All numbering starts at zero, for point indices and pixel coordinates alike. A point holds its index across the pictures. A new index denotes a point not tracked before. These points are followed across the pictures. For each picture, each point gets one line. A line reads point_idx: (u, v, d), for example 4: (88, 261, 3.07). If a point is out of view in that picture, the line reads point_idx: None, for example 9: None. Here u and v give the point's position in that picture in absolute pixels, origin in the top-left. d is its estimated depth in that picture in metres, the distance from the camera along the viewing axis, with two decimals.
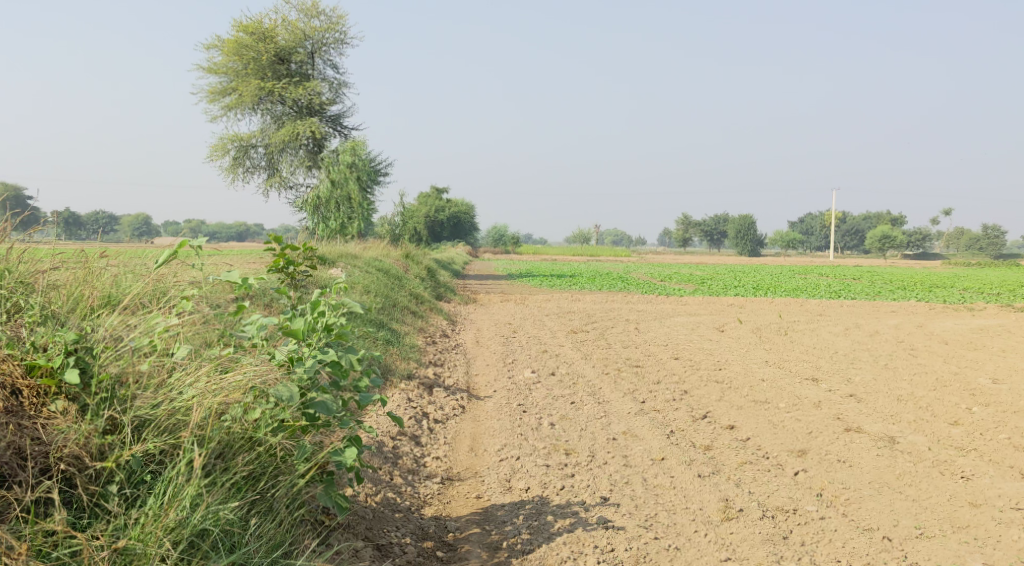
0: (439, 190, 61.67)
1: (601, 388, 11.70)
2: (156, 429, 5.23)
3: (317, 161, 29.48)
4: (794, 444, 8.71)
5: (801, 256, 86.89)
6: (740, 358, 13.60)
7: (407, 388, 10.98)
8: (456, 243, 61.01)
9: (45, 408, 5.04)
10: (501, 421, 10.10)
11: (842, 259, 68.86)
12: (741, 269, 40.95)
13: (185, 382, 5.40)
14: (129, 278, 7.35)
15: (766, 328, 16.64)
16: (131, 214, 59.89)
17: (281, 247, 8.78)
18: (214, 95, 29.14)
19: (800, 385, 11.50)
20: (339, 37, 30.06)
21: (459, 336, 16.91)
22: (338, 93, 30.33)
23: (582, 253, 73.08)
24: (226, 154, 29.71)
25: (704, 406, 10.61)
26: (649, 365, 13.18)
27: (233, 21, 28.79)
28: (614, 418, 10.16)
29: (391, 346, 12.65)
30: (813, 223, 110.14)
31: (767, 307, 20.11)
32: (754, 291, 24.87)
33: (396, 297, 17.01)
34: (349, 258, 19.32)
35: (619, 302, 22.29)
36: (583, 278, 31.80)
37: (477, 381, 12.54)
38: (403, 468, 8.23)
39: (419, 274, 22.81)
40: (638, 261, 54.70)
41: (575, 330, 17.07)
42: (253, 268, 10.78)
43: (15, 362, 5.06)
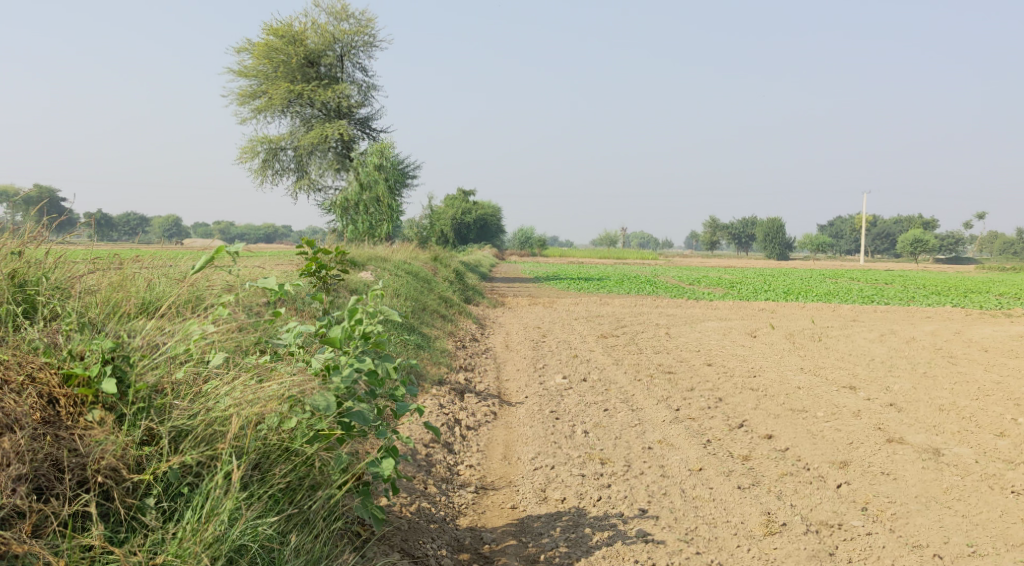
0: (465, 191, 61.64)
1: (634, 395, 11.54)
2: (194, 441, 5.16)
3: (345, 164, 29.49)
4: (836, 455, 8.53)
5: (831, 259, 86.10)
6: (775, 364, 13.39)
7: (439, 394, 10.89)
8: (484, 244, 60.97)
9: (82, 418, 4.98)
10: (534, 428, 9.98)
11: (873, 263, 68.11)
12: (771, 273, 40.57)
13: (221, 392, 5.33)
14: (164, 282, 7.29)
15: (800, 333, 16.40)
16: (161, 217, 60.36)
17: (313, 251, 8.69)
18: (243, 97, 29.23)
19: (838, 393, 11.29)
20: (369, 40, 30.08)
21: (488, 340, 16.80)
22: (367, 96, 30.34)
23: (610, 256, 72.83)
24: (255, 156, 29.79)
25: (740, 415, 10.44)
26: (682, 372, 13.01)
27: (263, 25, 28.90)
28: (649, 426, 10.02)
29: (422, 351, 12.56)
30: (843, 226, 109.16)
31: (799, 312, 19.85)
32: (785, 296, 24.58)
33: (426, 300, 16.92)
34: (378, 261, 19.26)
35: (648, 306, 22.09)
36: (611, 282, 31.59)
37: (508, 386, 12.42)
38: (437, 477, 8.13)
39: (448, 278, 22.73)
40: (666, 264, 54.30)
41: (605, 335, 16.91)
42: (284, 271, 10.71)
43: (52, 371, 5.00)
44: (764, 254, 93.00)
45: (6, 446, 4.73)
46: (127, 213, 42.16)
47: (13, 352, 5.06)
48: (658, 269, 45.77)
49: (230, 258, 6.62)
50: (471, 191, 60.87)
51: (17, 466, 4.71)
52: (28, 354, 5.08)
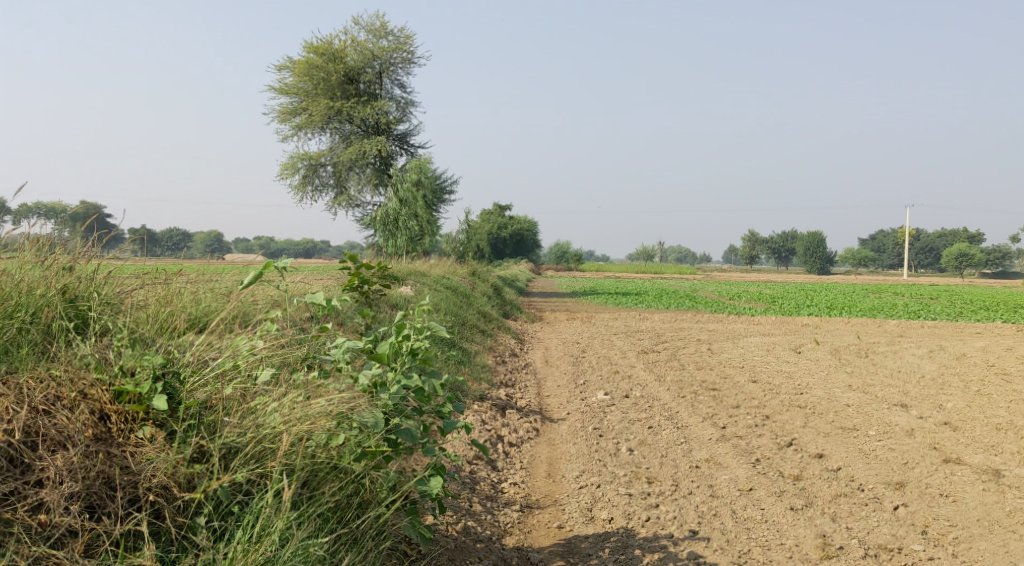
0: (502, 206, 61.67)
1: (679, 412, 11.36)
2: (244, 458, 5.10)
3: (384, 179, 29.57)
4: (891, 476, 8.32)
5: (873, 274, 84.94)
6: (822, 381, 13.14)
7: (481, 410, 10.79)
8: (520, 259, 60.90)
9: (133, 435, 4.94)
10: (578, 446, 9.85)
11: (916, 278, 67.17)
12: (815, 287, 40.04)
13: (270, 408, 5.28)
14: (209, 299, 7.30)
15: (847, 349, 16.11)
16: (202, 234, 61.13)
17: (356, 266, 8.62)
18: (284, 115, 29.49)
19: (889, 411, 11.04)
20: (407, 56, 30.19)
21: (528, 355, 16.69)
22: (405, 112, 30.42)
23: (648, 270, 72.37)
24: (295, 172, 30.00)
25: (789, 433, 10.24)
26: (727, 388, 12.82)
27: (304, 43, 29.16)
28: (694, 444, 9.86)
29: (463, 366, 12.47)
30: (886, 241, 107.87)
31: (844, 328, 19.51)
32: (829, 311, 24.20)
33: (465, 316, 16.84)
34: (417, 276, 19.25)
35: (689, 322, 21.86)
36: (649, 297, 31.39)
37: (549, 402, 12.29)
38: (482, 494, 8.03)
39: (486, 292, 22.67)
40: (704, 279, 53.92)
41: (645, 351, 16.74)
42: (326, 286, 10.67)
43: (103, 387, 4.98)
44: (804, 269, 91.97)
45: (59, 464, 4.71)
46: (167, 230, 42.63)
47: (65, 368, 5.05)
48: (696, 284, 45.47)
49: (277, 273, 6.59)
50: (507, 206, 60.89)
51: (70, 484, 4.68)
52: (80, 370, 5.06)
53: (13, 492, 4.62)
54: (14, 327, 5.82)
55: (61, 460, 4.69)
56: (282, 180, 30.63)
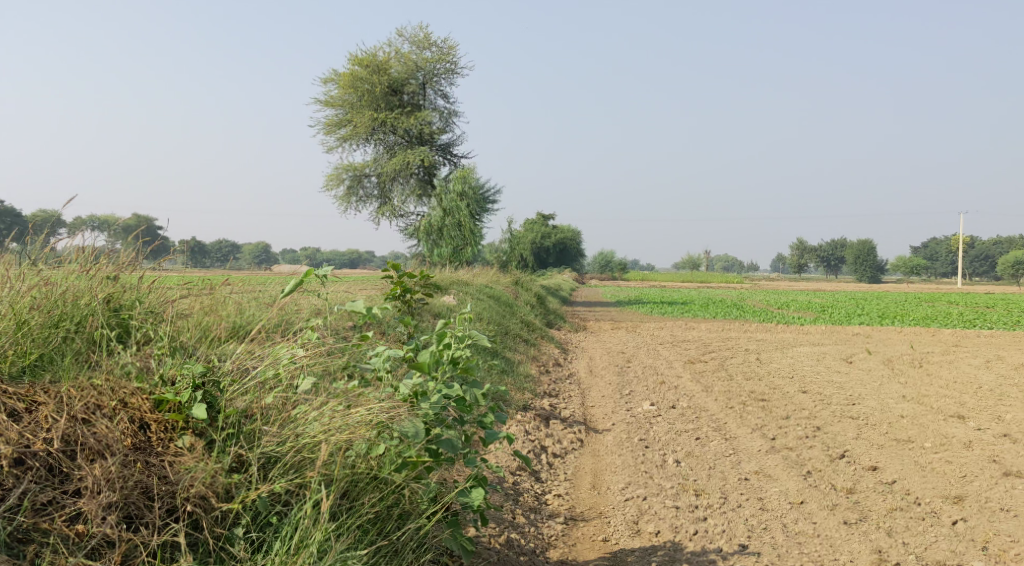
0: (546, 215, 61.51)
1: (727, 423, 11.13)
2: (283, 467, 5.00)
3: (428, 190, 29.57)
4: (949, 490, 8.07)
5: (924, 283, 83.40)
6: (874, 392, 12.81)
7: (524, 420, 10.65)
8: (563, 268, 60.66)
9: (172, 444, 4.86)
10: (624, 457, 9.67)
11: (969, 286, 65.84)
12: (867, 296, 39.35)
13: (310, 417, 5.19)
14: (253, 307, 7.31)
15: (900, 359, 15.73)
16: (250, 246, 62.05)
17: (399, 275, 8.53)
18: (330, 127, 29.67)
19: (946, 423, 10.73)
20: (450, 67, 30.20)
21: (572, 365, 16.52)
22: (449, 122, 30.43)
23: (694, 279, 71.76)
24: (341, 184, 30.14)
25: (841, 445, 9.97)
26: (776, 399, 12.54)
27: (349, 55, 29.33)
28: (743, 455, 9.63)
29: (506, 376, 12.35)
30: (939, 249, 106.00)
31: (896, 338, 19.06)
32: (881, 320, 23.70)
33: (509, 325, 16.73)
34: (461, 286, 19.18)
35: (736, 331, 21.53)
36: (695, 306, 31.08)
37: (594, 413, 12.11)
38: (525, 506, 7.88)
39: (530, 302, 22.54)
40: (751, 288, 53.28)
41: (692, 361, 16.48)
42: (369, 295, 10.61)
43: (144, 396, 4.93)
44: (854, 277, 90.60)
45: (96, 473, 4.61)
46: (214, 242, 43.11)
47: (106, 377, 5.00)
48: (744, 293, 44.94)
49: (319, 282, 6.52)
50: (551, 215, 60.69)
51: (108, 493, 4.58)
52: (121, 379, 5.02)
53: (50, 501, 4.55)
54: (58, 335, 5.77)
55: (97, 470, 4.59)
56: (327, 192, 30.81)
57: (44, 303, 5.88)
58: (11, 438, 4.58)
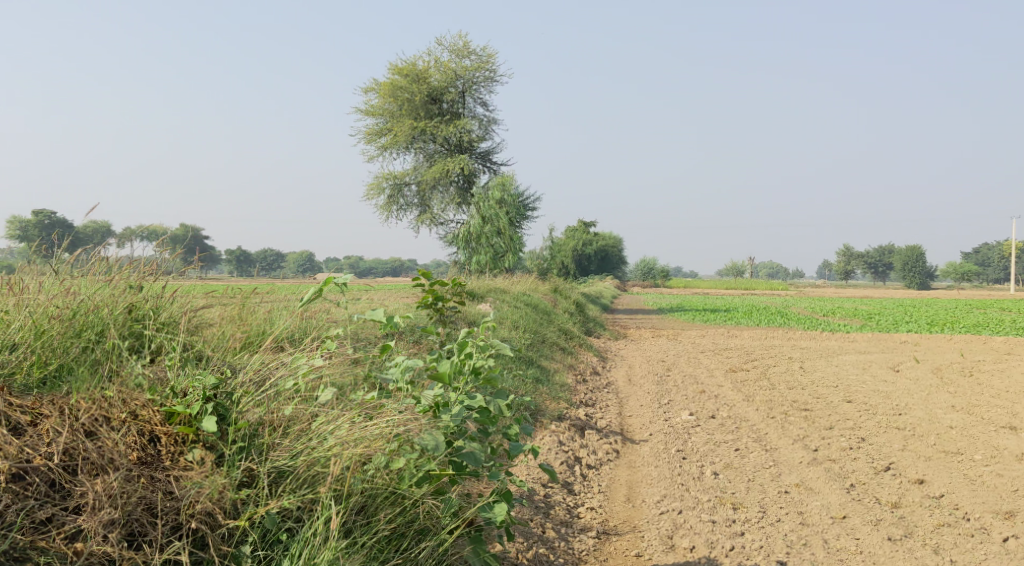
0: (588, 223, 61.20)
1: (768, 434, 10.83)
2: (295, 481, 4.88)
3: (467, 198, 29.44)
4: (999, 505, 7.78)
5: (975, 289, 81.82)
6: (922, 401, 12.42)
7: (558, 430, 10.44)
8: (605, 275, 60.27)
9: (181, 458, 4.75)
10: (660, 469, 9.43)
11: (1020, 293, 64.43)
12: (915, 303, 38.49)
13: (326, 430, 5.07)
14: (281, 317, 7.21)
15: (949, 368, 15.29)
16: (294, 255, 62.63)
17: (430, 283, 8.35)
18: (370, 135, 29.75)
19: (996, 435, 10.37)
20: (490, 75, 30.11)
21: (610, 373, 16.27)
22: (488, 130, 30.31)
23: (738, 286, 70.97)
24: (381, 193, 30.19)
25: (886, 457, 9.65)
26: (819, 409, 12.20)
27: (389, 64, 29.43)
28: (784, 467, 9.35)
29: (541, 386, 12.15)
30: (991, 254, 104.06)
31: (945, 345, 18.56)
32: (929, 328, 23.13)
33: (546, 333, 16.52)
34: (498, 293, 19.02)
35: (779, 339, 21.10)
36: (738, 313, 30.65)
37: (631, 423, 11.85)
38: (555, 520, 7.67)
39: (568, 309, 22.31)
40: (797, 295, 52.56)
41: (733, 369, 16.14)
42: (401, 303, 10.47)
43: (154, 408, 4.84)
44: (903, 284, 89.06)
45: (98, 489, 4.50)
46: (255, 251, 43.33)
47: (118, 389, 4.92)
48: (789, 300, 44.28)
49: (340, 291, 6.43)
50: (592, 223, 60.32)
51: (109, 510, 4.47)
52: (133, 391, 4.94)
53: (49, 519, 4.44)
54: (77, 346, 5.67)
55: (99, 485, 4.49)
56: (368, 201, 30.89)
57: (66, 312, 5.79)
58: (10, 454, 4.47)
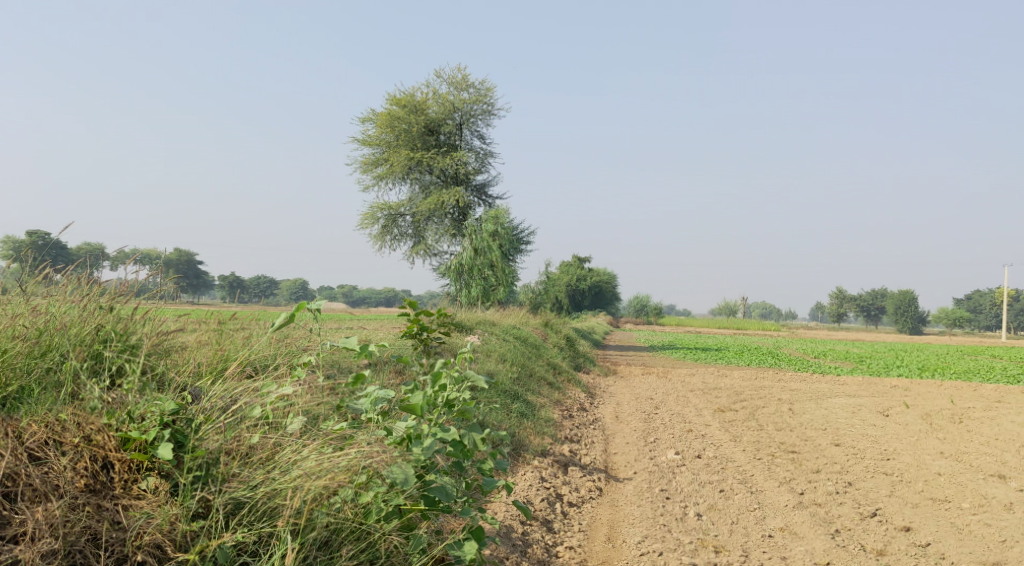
0: (582, 258, 61.05)
1: (754, 475, 10.66)
2: (253, 513, 4.85)
3: (461, 230, 29.29)
4: (986, 555, 7.68)
5: (966, 336, 81.77)
6: (911, 447, 12.27)
7: (541, 466, 10.25)
8: (598, 311, 60.03)
9: (134, 486, 4.82)
10: (642, 508, 9.26)
11: (1011, 342, 64.30)
12: (906, 348, 38.33)
13: (291, 461, 5.00)
14: (259, 339, 7.04)
15: (938, 414, 15.12)
16: (286, 283, 62.41)
17: (415, 313, 8.16)
18: (366, 165, 29.72)
19: (985, 483, 10.25)
20: (488, 108, 30.15)
21: (597, 410, 16.06)
22: (484, 163, 30.23)
23: (730, 325, 70.77)
24: (375, 223, 30.08)
25: (873, 502, 9.50)
26: (807, 451, 12.03)
27: (387, 94, 29.47)
28: (769, 510, 9.18)
29: (526, 420, 11.96)
30: (983, 301, 104.22)
31: (936, 391, 18.38)
32: (920, 373, 22.92)
33: (534, 367, 16.33)
34: (487, 325, 18.85)
35: (770, 380, 20.91)
36: (729, 352, 30.44)
37: (616, 461, 11.66)
38: (533, 559, 7.49)
39: (558, 344, 22.11)
40: (789, 336, 52.28)
41: (722, 409, 15.94)
42: (386, 332, 10.30)
43: (109, 433, 4.87)
44: (895, 328, 88.96)
45: (38, 518, 4.57)
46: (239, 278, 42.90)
47: (73, 412, 4.96)
48: (780, 341, 44.07)
49: (315, 316, 6.30)
50: (587, 258, 60.19)
51: (49, 540, 4.53)
52: (89, 415, 4.97)
53: None
54: (40, 367, 5.50)
55: (41, 513, 4.56)
56: (362, 230, 30.77)
57: (32, 332, 5.63)
58: None
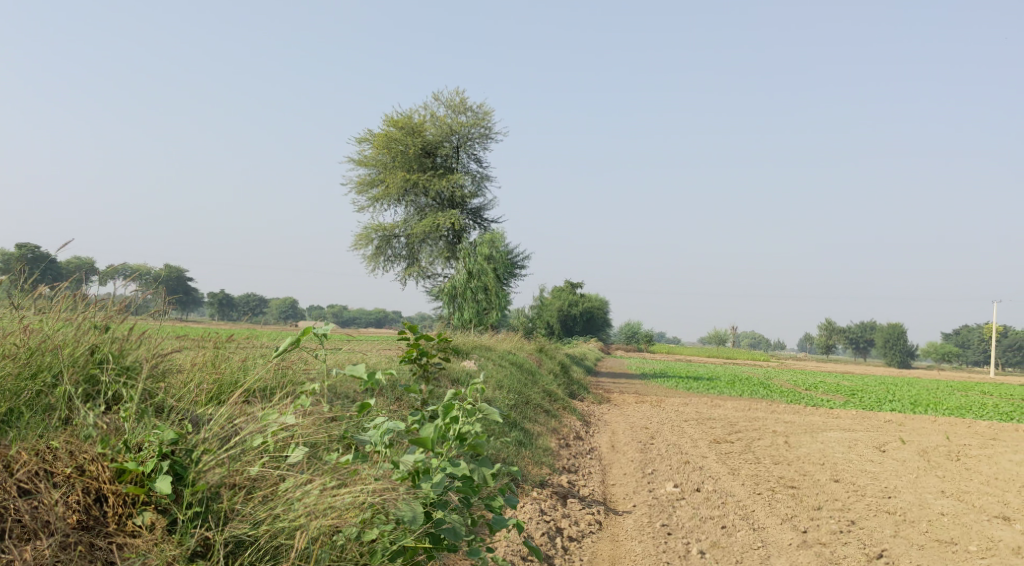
0: (574, 284, 60.81)
1: (755, 511, 10.41)
2: (255, 552, 4.74)
3: (455, 253, 29.05)
4: None
5: (956, 371, 81.67)
6: (911, 484, 12.03)
7: (540, 498, 9.95)
8: (590, 338, 59.72)
9: (129, 521, 4.72)
10: (644, 543, 9.01)
11: (999, 378, 64.21)
12: (896, 381, 38.14)
13: (295, 497, 4.86)
14: (257, 363, 6.78)
15: (935, 450, 14.91)
16: (275, 302, 61.94)
17: (414, 337, 7.88)
18: (362, 186, 29.52)
19: (991, 524, 10.03)
20: (485, 132, 30.04)
21: (593, 439, 15.80)
22: (480, 186, 30.04)
23: (721, 355, 70.50)
24: (369, 243, 29.83)
25: (878, 543, 9.25)
26: (807, 487, 11.77)
27: (385, 115, 29.32)
28: (773, 549, 8.93)
29: (524, 450, 11.68)
30: (971, 337, 104.46)
31: (931, 427, 18.17)
32: (915, 408, 22.66)
33: (530, 394, 16.07)
34: (483, 350, 18.60)
35: (763, 411, 20.66)
36: (720, 382, 30.20)
37: (614, 493, 11.39)
38: None
39: (552, 370, 21.86)
40: (779, 367, 52.07)
41: (718, 441, 15.68)
42: (382, 356, 10.05)
43: (104, 464, 4.79)
44: (884, 361, 88.86)
45: (25, 556, 4.50)
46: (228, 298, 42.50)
47: (66, 440, 4.89)
48: (769, 372, 43.83)
49: (318, 341, 6.11)
50: (579, 284, 59.93)
51: None
52: (82, 443, 4.88)
53: None
54: (30, 389, 5.23)
55: (30, 552, 4.48)
56: (355, 251, 30.51)
57: (22, 350, 5.34)
58: None
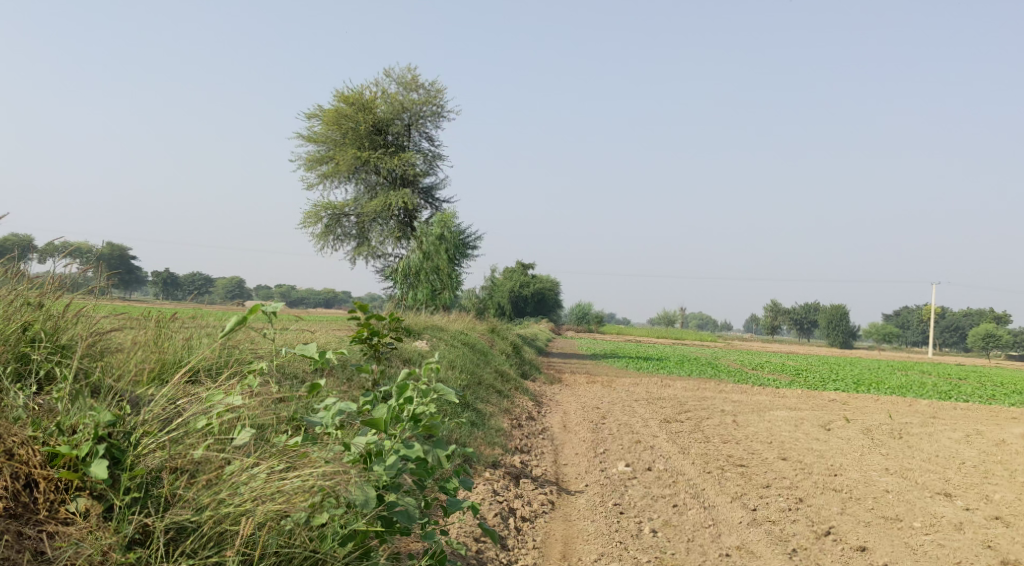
0: (525, 265, 60.74)
1: (706, 489, 10.45)
2: (197, 539, 4.63)
3: (406, 232, 28.76)
4: None
5: (897, 352, 83.29)
6: (857, 462, 12.17)
7: (492, 478, 9.89)
8: (541, 318, 59.87)
9: (63, 507, 4.62)
10: (597, 522, 9.02)
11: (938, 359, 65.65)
12: (839, 361, 38.76)
13: (242, 481, 4.79)
14: (199, 346, 6.59)
15: (879, 428, 15.10)
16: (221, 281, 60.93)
17: (366, 317, 7.69)
18: (311, 162, 29.06)
19: (933, 500, 10.21)
20: (437, 109, 29.77)
21: (545, 419, 15.73)
22: (432, 165, 29.73)
23: (670, 336, 70.98)
24: (318, 222, 29.41)
25: (825, 520, 9.33)
26: (756, 466, 11.84)
27: (335, 92, 28.86)
28: (724, 527, 8.96)
29: (476, 430, 11.59)
30: (911, 318, 106.60)
31: (875, 406, 18.46)
32: (857, 387, 23.01)
33: (482, 374, 15.98)
34: (436, 331, 18.47)
35: (712, 391, 20.81)
36: (669, 362, 30.42)
37: (566, 472, 11.35)
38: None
39: (504, 351, 21.83)
40: (725, 348, 52.64)
41: (668, 420, 15.73)
42: (333, 337, 9.85)
43: (35, 448, 4.67)
44: (827, 342, 90.21)
45: None
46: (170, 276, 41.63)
47: None
48: (716, 351, 44.42)
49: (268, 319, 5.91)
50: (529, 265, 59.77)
51: None
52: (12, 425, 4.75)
53: None
54: None
55: None
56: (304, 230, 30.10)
57: None
58: None
